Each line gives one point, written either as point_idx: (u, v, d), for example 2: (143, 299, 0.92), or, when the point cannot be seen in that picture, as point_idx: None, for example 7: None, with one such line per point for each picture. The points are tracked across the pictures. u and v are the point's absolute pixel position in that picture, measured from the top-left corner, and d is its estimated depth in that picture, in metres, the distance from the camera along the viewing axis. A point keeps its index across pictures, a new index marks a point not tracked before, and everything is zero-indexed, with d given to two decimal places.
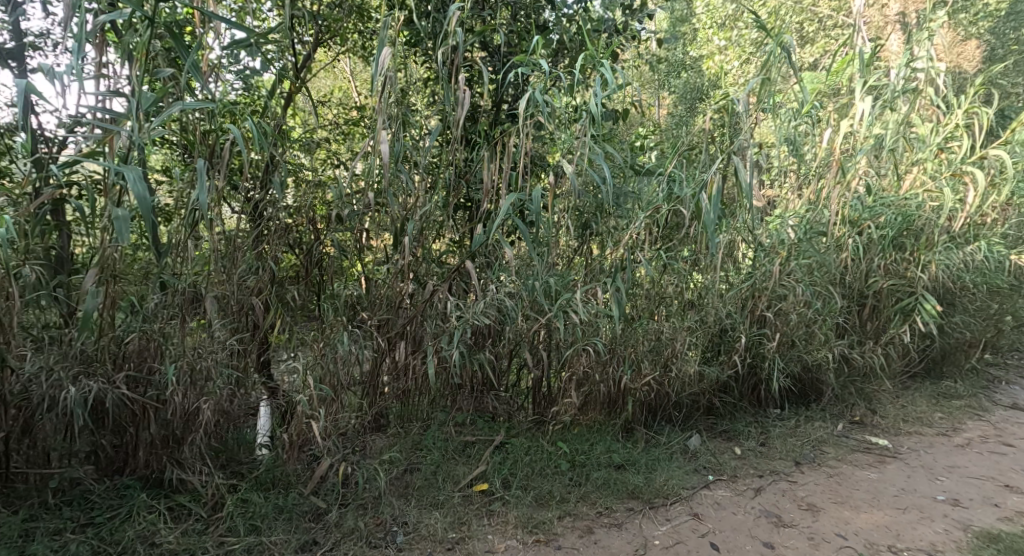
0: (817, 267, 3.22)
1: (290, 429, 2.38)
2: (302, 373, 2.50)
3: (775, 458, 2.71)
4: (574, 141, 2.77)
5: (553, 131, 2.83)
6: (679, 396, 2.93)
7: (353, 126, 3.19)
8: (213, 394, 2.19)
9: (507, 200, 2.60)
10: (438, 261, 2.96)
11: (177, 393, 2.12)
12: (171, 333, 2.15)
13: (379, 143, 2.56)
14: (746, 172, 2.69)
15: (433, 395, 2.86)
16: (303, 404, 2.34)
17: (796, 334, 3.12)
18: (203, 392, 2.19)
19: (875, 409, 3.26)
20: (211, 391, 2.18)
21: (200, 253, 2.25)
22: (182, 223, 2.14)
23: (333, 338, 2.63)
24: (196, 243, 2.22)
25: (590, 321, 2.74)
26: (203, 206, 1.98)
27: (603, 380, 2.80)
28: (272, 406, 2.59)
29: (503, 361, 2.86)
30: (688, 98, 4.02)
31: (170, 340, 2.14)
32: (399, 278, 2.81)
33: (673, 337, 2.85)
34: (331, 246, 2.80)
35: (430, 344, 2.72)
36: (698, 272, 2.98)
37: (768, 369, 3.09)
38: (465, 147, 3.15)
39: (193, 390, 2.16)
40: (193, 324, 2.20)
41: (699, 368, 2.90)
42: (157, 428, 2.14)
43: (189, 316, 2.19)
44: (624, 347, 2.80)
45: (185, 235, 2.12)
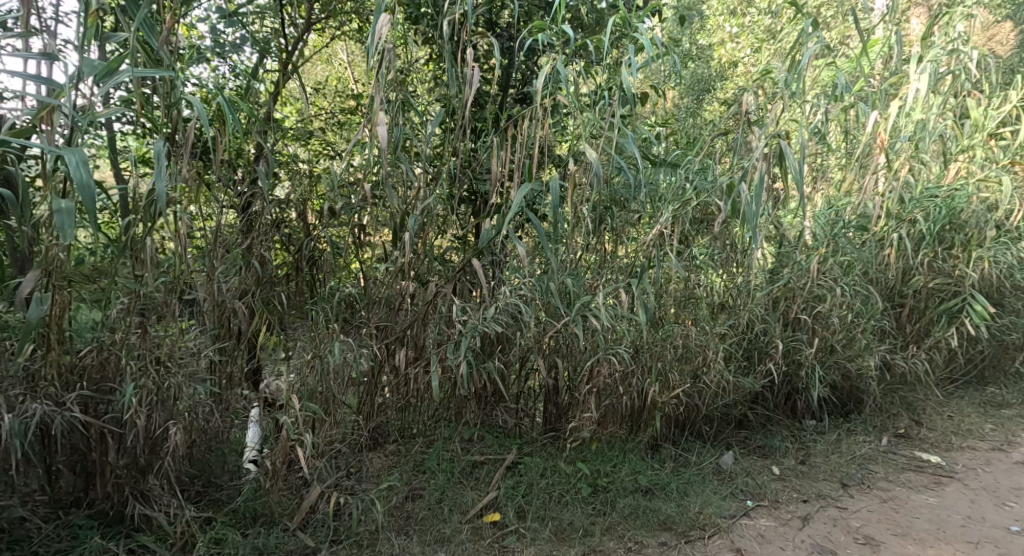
0: (858, 263, 2.94)
1: (275, 453, 2.09)
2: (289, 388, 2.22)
3: (820, 479, 2.43)
4: (602, 123, 2.54)
5: (574, 113, 2.59)
6: (710, 408, 2.64)
7: (350, 115, 2.89)
8: (182, 415, 1.92)
9: (522, 191, 2.34)
10: (440, 258, 2.70)
11: (139, 416, 1.84)
12: (134, 346, 1.86)
13: (377, 127, 2.29)
14: (795, 161, 2.45)
15: (436, 406, 2.61)
16: (289, 425, 2.06)
17: (836, 339, 2.84)
18: (172, 414, 1.91)
19: (920, 420, 2.97)
20: (181, 411, 1.91)
21: (165, 253, 1.95)
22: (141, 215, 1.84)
23: (324, 346, 2.35)
24: (161, 241, 1.93)
25: (612, 327, 2.45)
26: (162, 195, 1.70)
27: (627, 392, 2.50)
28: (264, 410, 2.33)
29: (513, 370, 2.59)
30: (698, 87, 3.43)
31: (131, 353, 1.86)
32: (400, 277, 2.56)
33: (704, 343, 2.55)
34: (325, 244, 2.59)
35: (433, 353, 2.46)
36: (730, 271, 2.72)
37: (806, 378, 2.80)
38: (471, 135, 2.87)
39: (160, 411, 1.89)
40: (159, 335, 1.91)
41: (732, 378, 2.60)
42: (118, 456, 1.86)
43: (155, 326, 1.91)
44: (649, 354, 2.50)
45: (144, 231, 1.82)
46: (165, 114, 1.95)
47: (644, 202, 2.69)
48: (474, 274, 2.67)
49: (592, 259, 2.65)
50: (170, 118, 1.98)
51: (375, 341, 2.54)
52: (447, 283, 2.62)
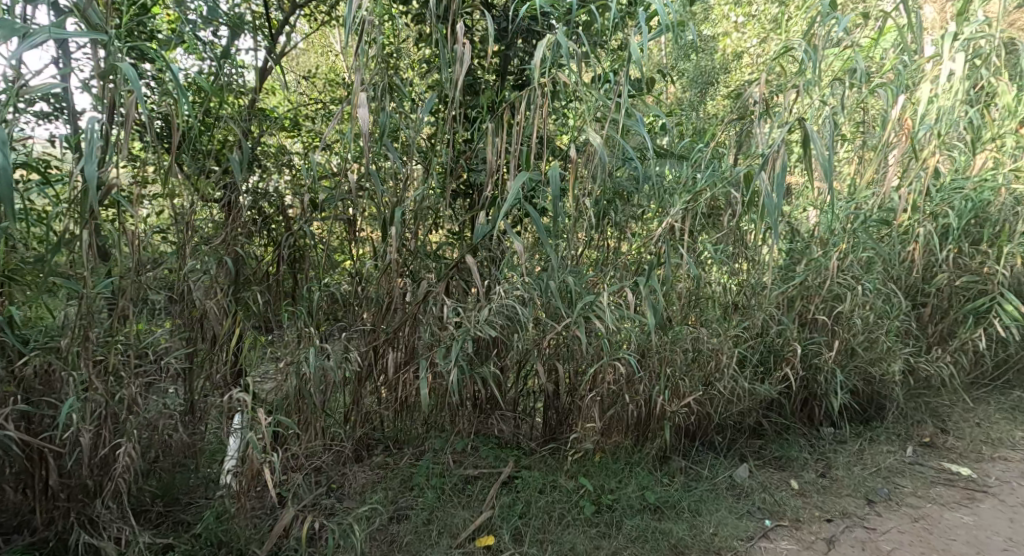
0: (879, 260, 2.74)
1: (241, 474, 1.87)
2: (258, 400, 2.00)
3: (843, 495, 2.25)
4: (608, 103, 2.33)
5: (579, 90, 2.36)
6: (723, 417, 2.43)
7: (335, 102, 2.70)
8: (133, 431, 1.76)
9: (518, 181, 2.14)
10: (435, 254, 2.51)
11: (84, 433, 1.67)
12: (77, 357, 1.67)
13: (357, 109, 2.10)
14: (821, 146, 2.24)
15: (427, 416, 2.42)
16: (256, 445, 1.83)
17: (857, 341, 2.65)
18: (122, 430, 1.76)
19: (945, 428, 2.78)
20: (133, 427, 1.75)
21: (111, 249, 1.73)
22: (74, 206, 1.65)
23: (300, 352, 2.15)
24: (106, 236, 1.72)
25: (618, 329, 2.26)
26: (90, 179, 1.51)
27: (633, 400, 2.29)
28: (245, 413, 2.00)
29: (510, 374, 2.41)
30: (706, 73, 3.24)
31: (75, 366, 1.67)
32: (388, 274, 2.37)
33: (717, 347, 2.35)
34: (307, 239, 2.40)
35: (423, 358, 2.27)
36: (743, 268, 2.52)
37: (825, 384, 2.61)
38: (465, 122, 2.68)
39: (109, 426, 1.74)
40: (104, 344, 1.71)
41: (748, 385, 2.40)
42: (60, 478, 1.70)
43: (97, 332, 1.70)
44: (658, 359, 2.29)
45: (82, 225, 1.63)
46: (110, 92, 1.74)
47: (650, 196, 2.52)
48: (469, 271, 2.49)
49: (595, 256, 2.48)
50: (118, 96, 1.77)
51: (362, 344, 2.38)
52: (439, 282, 2.43)
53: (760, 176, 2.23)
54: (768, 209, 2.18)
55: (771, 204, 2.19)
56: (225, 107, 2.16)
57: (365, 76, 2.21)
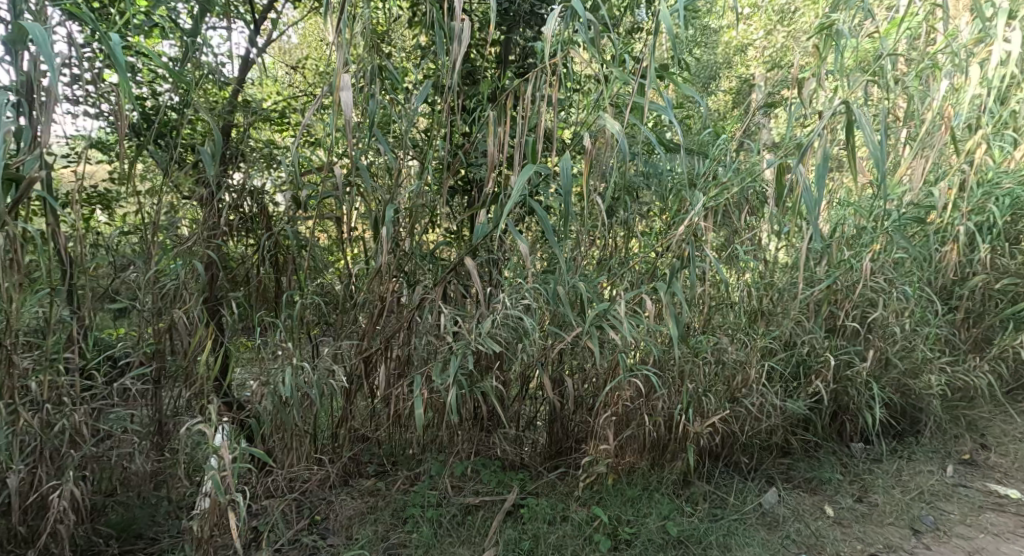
0: (914, 262, 2.52)
1: (199, 520, 1.67)
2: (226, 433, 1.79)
3: (885, 524, 2.04)
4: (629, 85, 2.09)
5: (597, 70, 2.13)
6: (749, 437, 2.21)
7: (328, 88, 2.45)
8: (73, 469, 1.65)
9: (523, 176, 1.91)
10: (432, 256, 2.30)
11: (15, 473, 1.56)
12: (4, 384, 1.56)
13: (340, 92, 1.86)
14: (873, 131, 1.96)
15: (423, 436, 2.19)
16: (218, 486, 1.61)
17: (893, 351, 2.43)
18: (62, 467, 1.65)
19: (987, 443, 2.56)
20: (72, 464, 1.64)
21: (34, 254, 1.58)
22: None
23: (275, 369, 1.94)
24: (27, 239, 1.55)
25: (636, 341, 2.03)
26: None
27: (651, 420, 2.07)
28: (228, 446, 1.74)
29: (514, 388, 2.19)
30: (724, 61, 3.02)
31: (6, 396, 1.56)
32: (379, 279, 2.16)
33: (744, 360, 2.13)
34: (289, 241, 2.18)
35: (417, 374, 2.03)
36: (769, 269, 2.32)
37: (857, 398, 2.38)
38: (463, 111, 2.46)
39: (47, 464, 1.63)
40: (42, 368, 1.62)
41: (779, 402, 2.17)
42: None
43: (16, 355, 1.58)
44: (678, 373, 2.07)
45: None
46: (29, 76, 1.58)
47: (658, 194, 2.40)
48: (468, 275, 2.27)
49: (604, 257, 2.29)
50: (36, 78, 1.59)
51: (352, 355, 2.20)
52: (435, 287, 2.21)
53: (796, 171, 1.92)
54: (806, 208, 1.86)
55: (809, 202, 1.86)
56: (188, 90, 1.93)
57: (347, 56, 1.97)
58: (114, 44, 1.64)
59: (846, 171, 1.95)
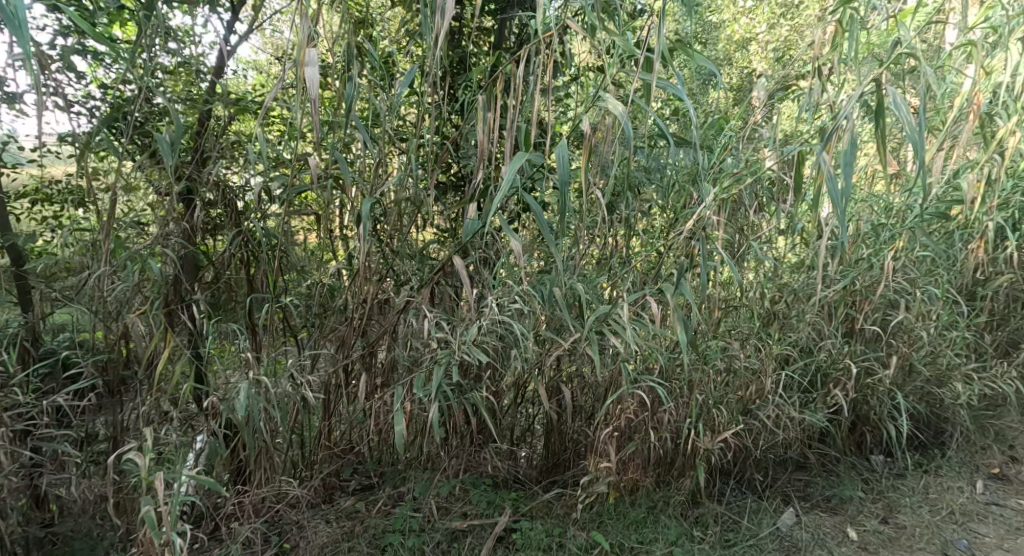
0: (940, 260, 2.33)
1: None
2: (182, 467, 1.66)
3: (914, 549, 1.86)
4: (634, 63, 1.88)
5: (599, 48, 1.93)
6: (763, 451, 2.02)
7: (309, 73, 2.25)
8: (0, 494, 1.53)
9: (514, 165, 1.72)
10: (418, 257, 2.12)
11: None
12: None
13: (304, 65, 1.63)
14: (913, 117, 1.75)
15: (407, 451, 2.01)
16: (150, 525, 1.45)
17: (919, 357, 2.24)
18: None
19: (1018, 456, 2.37)
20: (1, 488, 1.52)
21: None
22: None
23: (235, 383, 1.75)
24: None
25: (642, 347, 1.83)
26: None
27: (656, 434, 1.88)
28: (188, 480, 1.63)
29: (506, 399, 2.01)
30: (734, 50, 2.83)
31: None
32: (358, 280, 1.97)
33: (758, 369, 1.94)
34: (259, 237, 1.99)
35: (397, 386, 1.84)
36: (785, 269, 2.13)
37: (879, 408, 2.20)
38: (453, 99, 2.27)
39: None
40: None
41: (797, 413, 1.98)
42: None
43: None
44: (688, 384, 1.88)
45: None
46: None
47: (664, 191, 2.21)
48: (458, 276, 2.08)
49: (605, 256, 2.10)
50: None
51: (331, 364, 2.02)
52: (421, 289, 2.03)
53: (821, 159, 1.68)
54: (832, 199, 1.62)
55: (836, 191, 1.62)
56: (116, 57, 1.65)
57: (316, 28, 1.75)
58: (12, 1, 1.34)
59: (877, 164, 1.71)
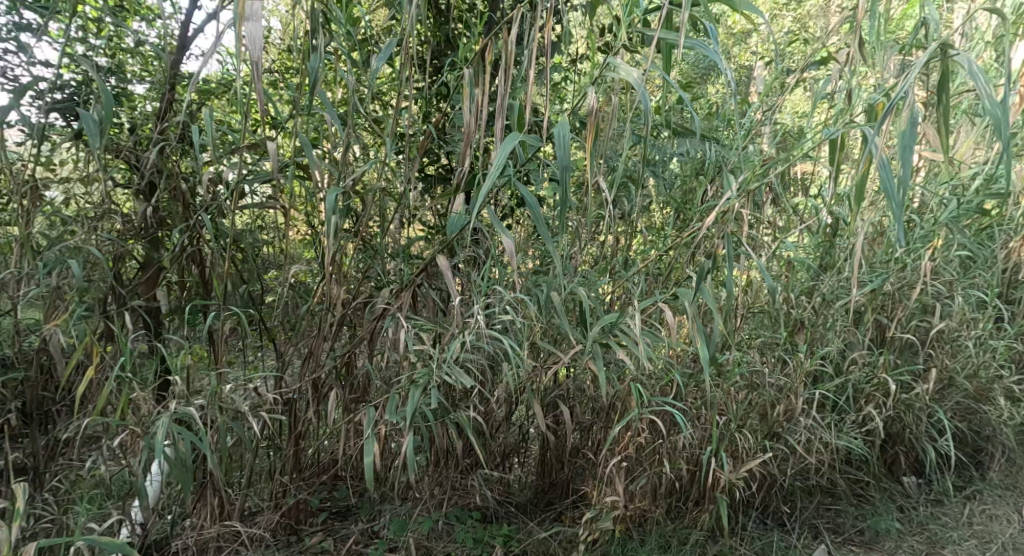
0: (979, 261, 2.10)
1: None
2: (89, 523, 1.36)
3: None
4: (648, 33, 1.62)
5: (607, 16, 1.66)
6: (789, 478, 1.77)
7: (276, 49, 1.98)
8: None
9: (503, 149, 1.46)
10: (397, 257, 1.87)
11: None
12: None
13: (247, 29, 1.33)
14: (990, 85, 1.33)
15: (382, 480, 1.75)
16: None
17: (961, 370, 2.00)
18: None
19: None
20: None
21: None
22: None
23: (175, 410, 1.48)
24: None
25: (654, 363, 1.58)
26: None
27: (670, 463, 1.63)
28: (82, 546, 1.30)
29: (498, 420, 1.76)
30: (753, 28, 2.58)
31: None
32: (327, 284, 1.71)
33: (786, 387, 1.69)
34: (211, 236, 1.72)
35: (370, 409, 1.58)
36: (813, 273, 1.88)
37: (917, 427, 1.95)
38: (439, 80, 2.01)
39: None
40: None
41: (828, 436, 1.73)
42: None
43: None
44: (707, 406, 1.63)
45: None
46: None
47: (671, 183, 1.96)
48: (443, 279, 1.83)
49: (610, 257, 1.85)
50: None
51: (297, 380, 1.76)
52: (399, 294, 1.77)
53: (868, 140, 1.34)
54: (883, 190, 1.29)
55: (886, 181, 1.28)
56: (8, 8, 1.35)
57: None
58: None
59: (941, 138, 1.34)
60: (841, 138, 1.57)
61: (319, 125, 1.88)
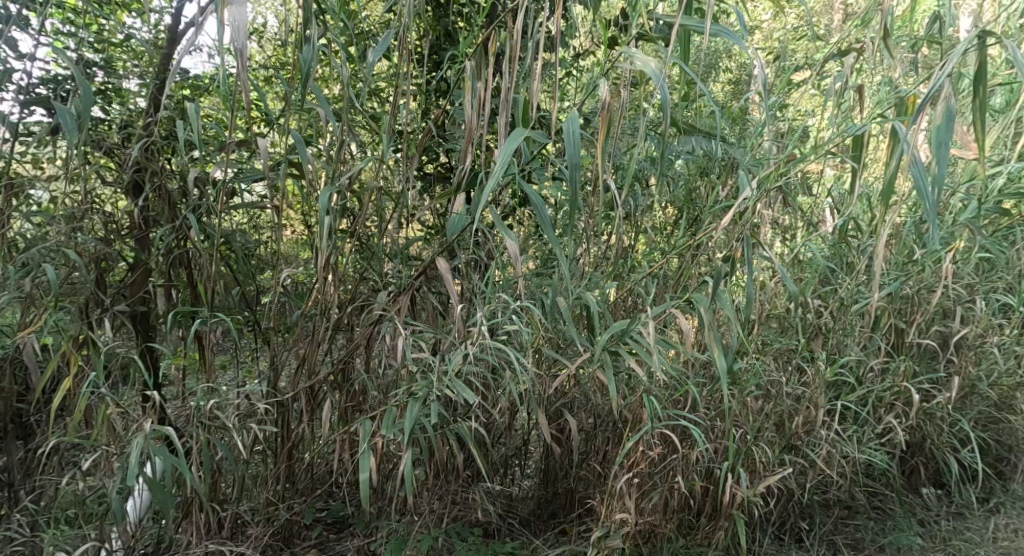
0: (1002, 263, 2.01)
1: None
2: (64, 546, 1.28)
3: None
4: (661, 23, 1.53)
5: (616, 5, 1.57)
6: (807, 491, 1.69)
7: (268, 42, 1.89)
8: None
9: (508, 147, 1.37)
10: (395, 259, 1.78)
11: None
12: None
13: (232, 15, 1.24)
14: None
15: (380, 493, 1.67)
16: None
17: (984, 377, 1.92)
18: None
19: None
20: None
21: None
22: None
23: (154, 426, 1.38)
24: None
25: (667, 373, 1.49)
26: None
27: (683, 477, 1.55)
28: None
29: (501, 430, 1.68)
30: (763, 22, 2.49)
31: None
32: (321, 289, 1.62)
33: (804, 396, 1.61)
34: (198, 238, 1.63)
35: (366, 421, 1.50)
36: (831, 276, 1.80)
37: (938, 436, 1.87)
38: (439, 75, 1.92)
39: None
40: None
41: (848, 447, 1.65)
42: None
43: None
44: (722, 417, 1.54)
45: None
46: None
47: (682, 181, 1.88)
48: (443, 282, 1.74)
49: (619, 259, 1.76)
50: None
51: (290, 388, 1.67)
52: (398, 298, 1.68)
53: (901, 137, 1.27)
54: (916, 189, 1.21)
55: (920, 179, 1.21)
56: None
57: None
58: None
59: (977, 134, 1.26)
60: (867, 133, 1.48)
61: (313, 121, 1.78)
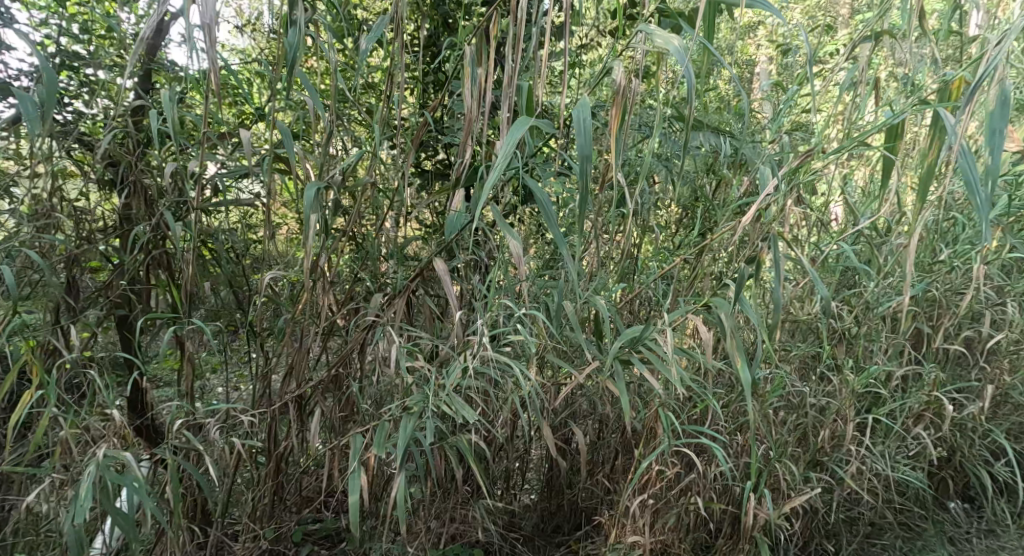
0: None
1: None
2: None
3: None
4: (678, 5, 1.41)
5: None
6: (832, 508, 1.57)
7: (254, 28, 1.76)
8: None
9: (510, 139, 1.25)
10: (389, 260, 1.66)
11: None
12: None
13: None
14: None
15: (372, 511, 1.55)
16: None
17: (1018, 385, 1.79)
18: None
19: None
20: None
21: None
22: None
23: (108, 452, 1.22)
24: None
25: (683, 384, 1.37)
26: None
27: (700, 495, 1.43)
28: None
29: (503, 444, 1.56)
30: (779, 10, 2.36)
31: None
32: (309, 293, 1.50)
33: (830, 409, 1.49)
34: (176, 238, 1.51)
35: (356, 435, 1.38)
36: (857, 278, 1.68)
37: (970, 449, 1.75)
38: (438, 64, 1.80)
39: None
40: None
41: (877, 462, 1.53)
42: None
43: None
44: (742, 431, 1.42)
45: None
46: None
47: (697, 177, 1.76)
48: (441, 285, 1.63)
49: (629, 260, 1.64)
50: None
51: (276, 399, 1.56)
52: (392, 302, 1.56)
53: (947, 126, 1.15)
54: (964, 183, 1.10)
55: (968, 172, 1.09)
56: None
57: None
58: None
59: None
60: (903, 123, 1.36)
61: (302, 113, 1.66)
